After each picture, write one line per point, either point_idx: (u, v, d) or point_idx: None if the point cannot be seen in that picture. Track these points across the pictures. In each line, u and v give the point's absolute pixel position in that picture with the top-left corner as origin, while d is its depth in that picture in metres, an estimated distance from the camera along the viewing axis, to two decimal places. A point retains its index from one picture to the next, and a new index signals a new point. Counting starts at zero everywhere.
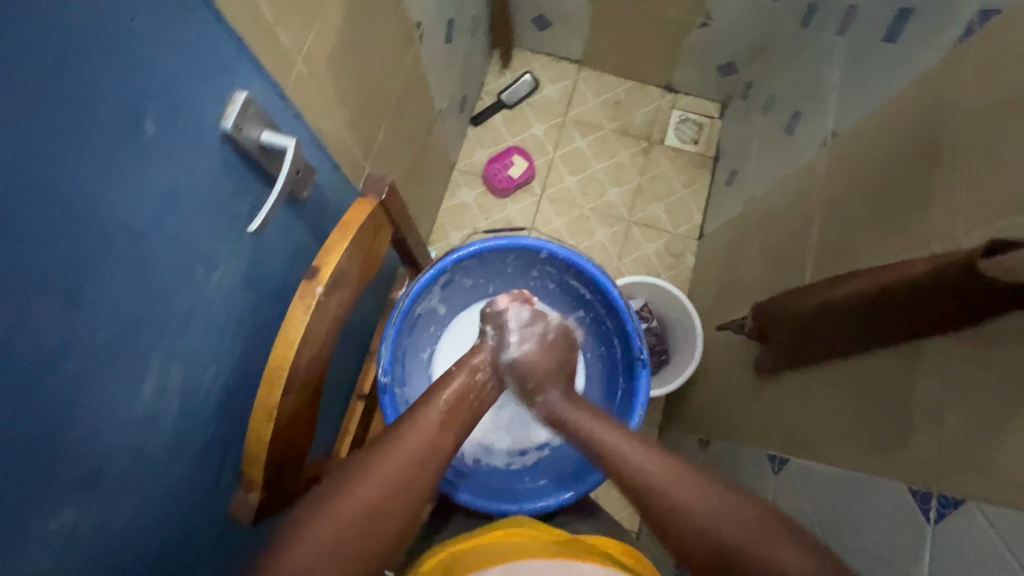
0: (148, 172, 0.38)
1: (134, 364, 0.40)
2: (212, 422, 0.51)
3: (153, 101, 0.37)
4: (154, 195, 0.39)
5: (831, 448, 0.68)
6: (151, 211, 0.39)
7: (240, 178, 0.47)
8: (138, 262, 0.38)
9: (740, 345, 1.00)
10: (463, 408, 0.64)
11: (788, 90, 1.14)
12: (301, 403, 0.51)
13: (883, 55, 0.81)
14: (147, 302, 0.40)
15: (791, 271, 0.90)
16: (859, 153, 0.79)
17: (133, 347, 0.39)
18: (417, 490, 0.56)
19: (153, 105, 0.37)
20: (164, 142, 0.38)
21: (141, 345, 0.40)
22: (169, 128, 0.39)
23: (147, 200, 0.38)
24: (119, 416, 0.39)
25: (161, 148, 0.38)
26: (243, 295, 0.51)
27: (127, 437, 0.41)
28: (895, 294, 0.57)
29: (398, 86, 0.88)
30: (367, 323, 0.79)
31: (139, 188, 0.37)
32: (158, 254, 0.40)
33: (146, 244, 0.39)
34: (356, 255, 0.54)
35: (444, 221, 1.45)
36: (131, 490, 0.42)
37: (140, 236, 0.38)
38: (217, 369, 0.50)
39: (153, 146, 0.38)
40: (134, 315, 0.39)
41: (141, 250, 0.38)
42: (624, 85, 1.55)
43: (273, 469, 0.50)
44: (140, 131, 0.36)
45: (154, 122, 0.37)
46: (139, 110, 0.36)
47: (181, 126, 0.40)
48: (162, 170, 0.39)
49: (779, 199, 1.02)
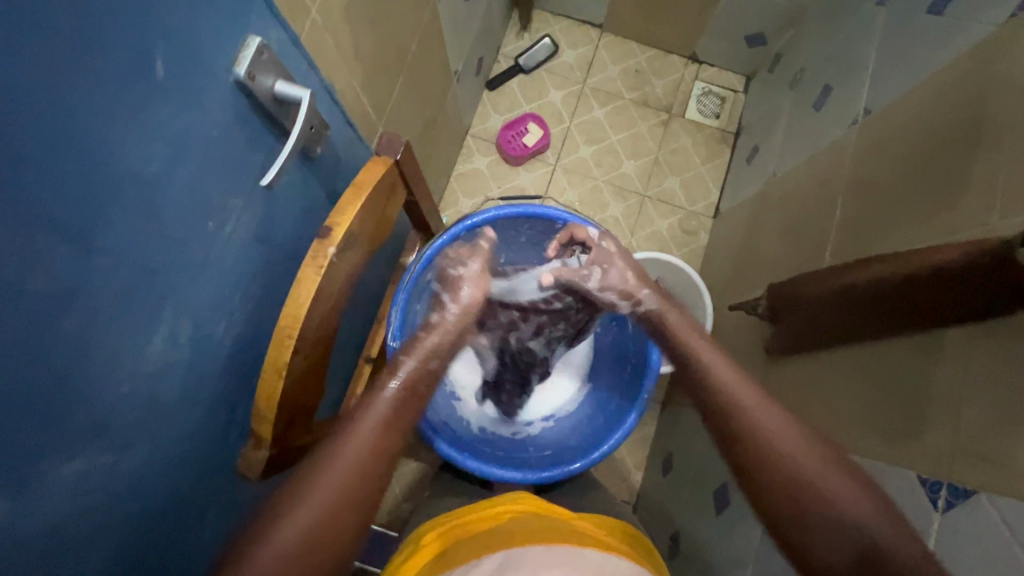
0: (158, 116, 0.36)
1: (143, 315, 0.39)
2: (220, 378, 0.51)
3: (167, 41, 0.35)
4: (164, 142, 0.37)
5: (842, 432, 0.67)
6: (161, 158, 0.37)
7: (252, 131, 0.46)
8: (148, 211, 0.37)
9: (752, 325, 0.99)
10: (415, 397, 0.58)
11: (819, 63, 1.10)
12: (309, 364, 0.50)
13: (925, 29, 0.77)
14: (156, 253, 0.39)
15: (810, 254, 0.88)
16: (891, 133, 0.76)
17: (141, 298, 0.39)
18: (360, 505, 0.49)
19: (165, 44, 0.35)
20: (175, 86, 0.37)
21: (149, 296, 0.39)
22: (181, 71, 0.37)
23: (155, 149, 0.37)
24: (125, 370, 0.39)
25: (173, 91, 0.37)
26: (254, 252, 0.50)
27: (135, 388, 0.41)
28: (931, 281, 0.56)
29: (415, 44, 0.85)
30: (377, 287, 0.78)
31: (148, 134, 0.36)
32: (167, 204, 0.39)
33: (154, 196, 0.38)
34: (368, 216, 0.53)
35: (455, 187, 1.42)
36: (139, 442, 0.43)
37: (150, 184, 0.37)
38: (228, 325, 0.49)
39: (163, 89, 0.36)
40: (142, 268, 0.38)
41: (150, 198, 0.37)
42: (646, 53, 1.50)
43: (283, 426, 0.50)
44: (150, 73, 0.35)
45: (167, 64, 0.36)
46: (148, 52, 0.34)
47: (194, 70, 0.38)
48: (172, 116, 0.37)
49: (801, 178, 0.99)
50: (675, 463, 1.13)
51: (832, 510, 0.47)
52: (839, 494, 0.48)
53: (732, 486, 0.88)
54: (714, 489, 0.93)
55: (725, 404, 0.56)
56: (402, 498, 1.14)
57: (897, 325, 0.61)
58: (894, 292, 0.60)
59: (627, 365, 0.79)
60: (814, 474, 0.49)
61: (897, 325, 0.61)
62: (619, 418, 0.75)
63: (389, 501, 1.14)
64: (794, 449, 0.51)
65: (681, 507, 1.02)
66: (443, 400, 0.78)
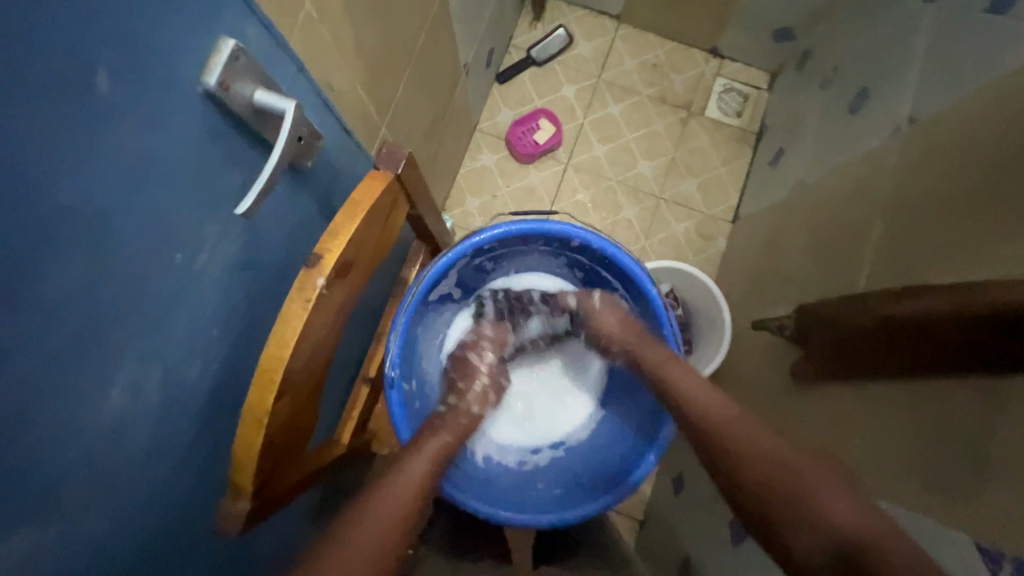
0: (104, 138, 0.30)
1: (98, 369, 0.34)
2: (199, 422, 0.45)
3: (110, 48, 0.29)
4: (113, 168, 0.31)
5: (882, 479, 0.61)
6: (110, 187, 0.31)
7: (228, 145, 0.39)
8: (97, 250, 0.31)
9: (775, 344, 0.93)
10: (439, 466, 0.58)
11: (854, 63, 1.02)
12: (292, 404, 0.45)
13: (984, 30, 0.70)
14: (110, 296, 0.33)
15: (842, 272, 0.82)
16: (942, 145, 0.69)
17: (94, 350, 0.33)
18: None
19: (107, 51, 0.29)
20: (125, 102, 0.31)
21: (104, 347, 0.34)
22: (132, 83, 0.31)
23: (104, 173, 0.31)
24: (78, 430, 0.33)
25: (121, 107, 0.30)
26: (235, 280, 0.45)
27: (94, 450, 0.35)
28: (997, 323, 0.50)
29: (421, 37, 0.78)
30: (376, 303, 0.73)
31: (94, 157, 0.30)
32: (122, 239, 0.33)
33: (105, 228, 0.32)
34: (364, 239, 0.47)
35: (462, 185, 1.36)
36: (101, 508, 0.37)
37: (98, 219, 0.31)
38: (205, 364, 0.44)
39: (109, 105, 0.30)
40: (94, 312, 0.32)
41: (98, 235, 0.31)
42: (665, 46, 1.42)
43: (266, 473, 0.45)
44: (90, 88, 0.28)
45: (111, 75, 0.29)
46: (90, 58, 0.28)
47: (149, 81, 0.32)
48: (123, 136, 0.31)
49: (833, 187, 0.92)
50: (687, 484, 1.08)
51: (810, 509, 0.47)
52: (819, 496, 0.48)
53: None
54: (730, 518, 0.88)
55: (711, 426, 0.57)
56: None
57: (949, 368, 0.55)
58: (953, 339, 0.54)
59: (645, 395, 0.73)
60: (797, 478, 0.50)
61: (950, 368, 0.55)
62: (634, 454, 0.70)
63: None
64: (770, 453, 0.52)
65: (693, 532, 0.97)
66: None
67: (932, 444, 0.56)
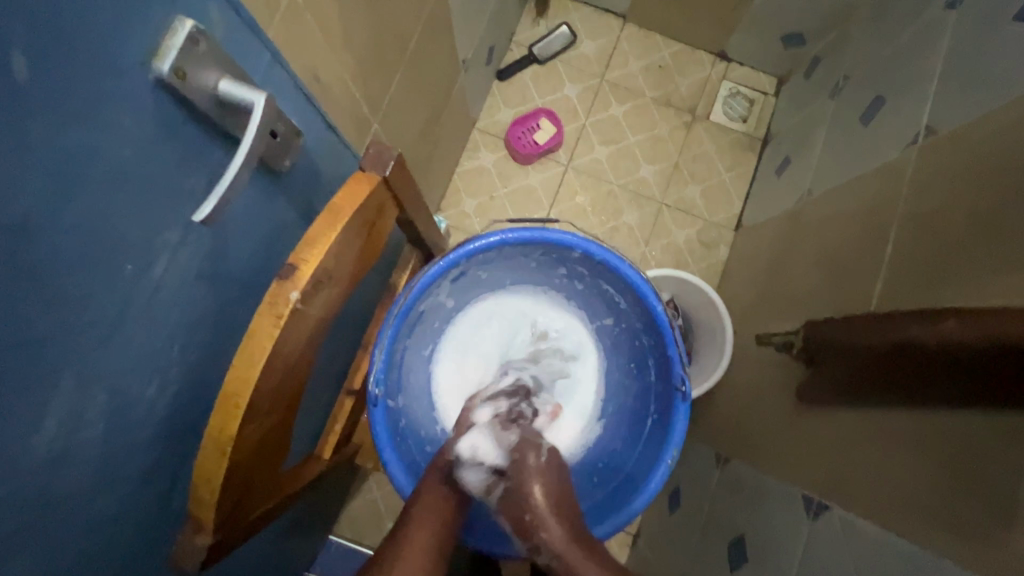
0: (22, 132, 0.24)
1: (25, 407, 0.28)
2: (157, 449, 0.40)
3: (23, 18, 0.23)
4: (37, 170, 0.25)
5: (891, 511, 0.58)
6: (33, 194, 0.25)
7: (193, 142, 0.34)
8: (16, 270, 0.25)
9: (782, 362, 0.89)
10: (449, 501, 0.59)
11: (868, 70, 0.98)
12: (261, 427, 0.41)
13: (1010, 38, 0.66)
14: (34, 322, 0.27)
15: (854, 289, 0.78)
16: (960, 159, 0.65)
17: (18, 388, 0.27)
18: None
19: (20, 24, 0.22)
20: (47, 88, 0.25)
21: (33, 384, 0.28)
22: (55, 63, 0.25)
23: (28, 179, 0.25)
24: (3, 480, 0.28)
25: (46, 96, 0.25)
26: (200, 291, 0.40)
27: (24, 499, 0.29)
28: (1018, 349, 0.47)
29: (417, 29, 0.73)
30: (361, 310, 0.68)
31: (13, 161, 0.24)
32: (51, 254, 0.27)
33: (33, 245, 0.26)
34: (346, 247, 0.43)
35: (459, 185, 1.32)
36: (38, 560, 0.32)
37: (18, 233, 0.25)
38: (163, 385, 0.39)
39: (32, 94, 0.24)
40: (18, 344, 0.26)
41: (17, 253, 0.25)
42: (671, 48, 1.38)
43: (229, 504, 0.40)
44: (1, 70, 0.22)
45: (29, 55, 0.23)
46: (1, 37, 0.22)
47: (78, 62, 0.26)
48: (50, 131, 0.25)
49: (845, 199, 0.89)
50: (683, 501, 1.04)
51: None
52: None
53: (751, 542, 0.79)
54: (728, 542, 0.84)
55: None
56: (389, 520, 1.07)
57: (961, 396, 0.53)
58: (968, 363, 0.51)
59: (646, 420, 0.67)
60: None
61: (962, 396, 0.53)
62: (630, 487, 0.64)
63: (374, 521, 1.07)
64: None
65: (688, 554, 0.94)
66: (431, 444, 0.69)
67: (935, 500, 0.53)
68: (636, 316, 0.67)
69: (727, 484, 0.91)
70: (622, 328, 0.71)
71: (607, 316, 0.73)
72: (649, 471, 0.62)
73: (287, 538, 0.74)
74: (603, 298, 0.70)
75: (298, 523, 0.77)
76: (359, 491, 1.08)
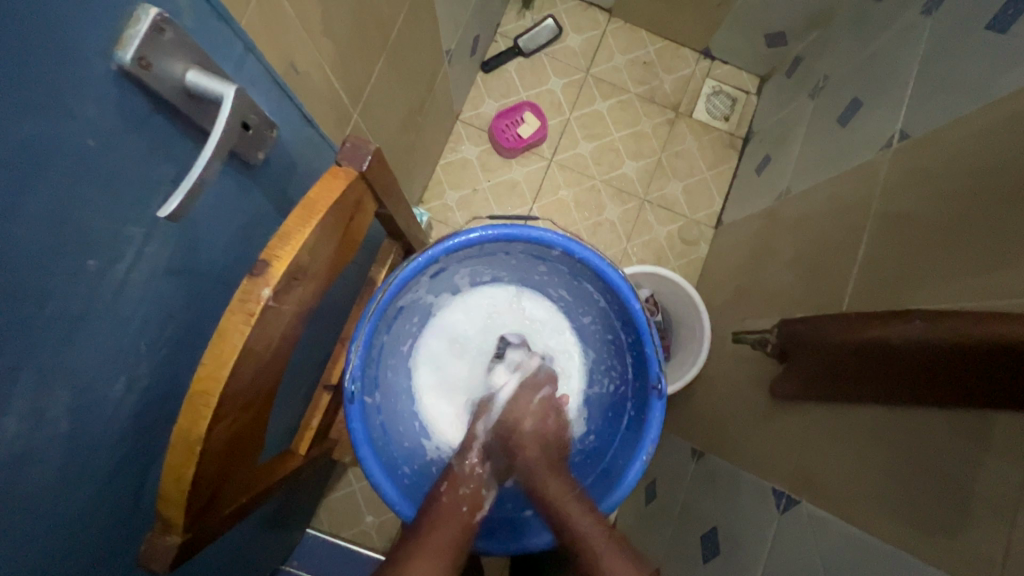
0: None
1: None
2: (124, 449, 0.39)
3: None
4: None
5: (853, 502, 0.60)
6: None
7: (160, 133, 0.33)
8: None
9: (756, 359, 0.91)
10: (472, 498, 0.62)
11: (846, 73, 0.99)
12: (234, 424, 0.40)
13: (983, 45, 0.67)
14: None
15: (827, 290, 0.80)
16: (932, 163, 0.67)
17: None
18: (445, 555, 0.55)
19: None
20: (4, 77, 0.23)
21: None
22: (4, 49, 0.23)
23: None
24: None
25: (6, 88, 0.24)
26: (167, 287, 0.39)
27: None
28: (970, 353, 0.48)
29: (398, 19, 0.72)
30: (339, 305, 0.67)
31: None
32: (1, 251, 0.25)
33: None
34: (322, 243, 0.42)
35: (442, 177, 1.31)
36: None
37: None
38: (131, 382, 0.38)
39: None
40: None
41: None
42: (657, 44, 1.38)
43: (200, 502, 0.40)
44: None
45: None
46: None
47: (24, 47, 0.24)
48: (9, 123, 0.24)
49: (821, 200, 0.90)
50: (659, 494, 1.06)
51: None
52: None
53: (723, 533, 0.81)
54: (701, 533, 0.85)
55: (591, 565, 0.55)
56: (367, 513, 1.07)
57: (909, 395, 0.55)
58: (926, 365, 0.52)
59: (624, 416, 0.68)
60: None
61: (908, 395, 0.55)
62: (608, 480, 0.65)
63: (353, 514, 1.07)
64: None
65: (662, 545, 0.95)
66: (410, 440, 0.69)
67: (897, 491, 0.56)
68: (614, 313, 0.68)
69: (701, 478, 0.93)
70: (599, 323, 0.72)
71: (585, 312, 0.73)
72: (626, 466, 0.63)
73: (263, 531, 0.73)
74: (583, 296, 0.71)
75: (274, 517, 0.76)
76: (338, 484, 1.08)
